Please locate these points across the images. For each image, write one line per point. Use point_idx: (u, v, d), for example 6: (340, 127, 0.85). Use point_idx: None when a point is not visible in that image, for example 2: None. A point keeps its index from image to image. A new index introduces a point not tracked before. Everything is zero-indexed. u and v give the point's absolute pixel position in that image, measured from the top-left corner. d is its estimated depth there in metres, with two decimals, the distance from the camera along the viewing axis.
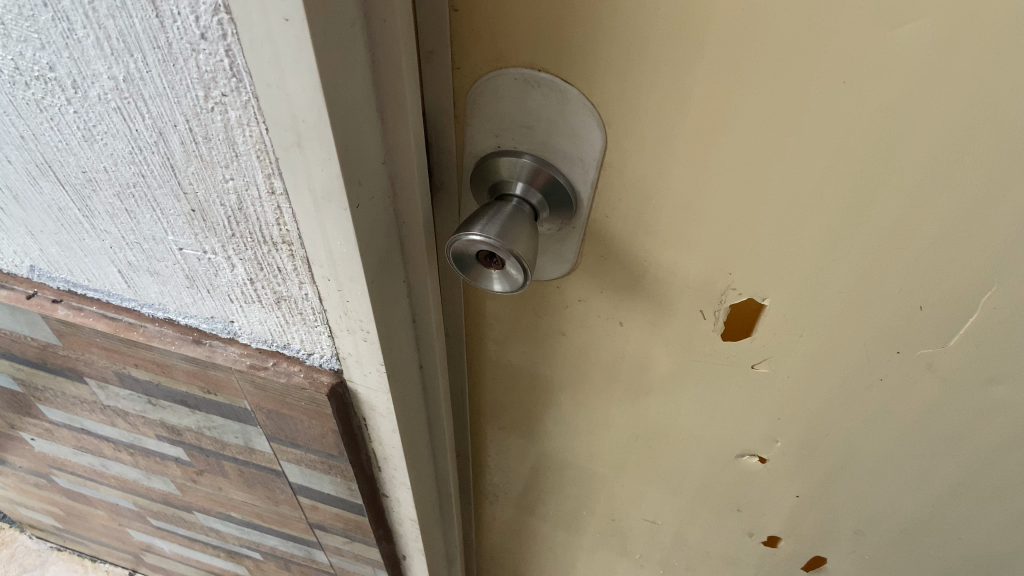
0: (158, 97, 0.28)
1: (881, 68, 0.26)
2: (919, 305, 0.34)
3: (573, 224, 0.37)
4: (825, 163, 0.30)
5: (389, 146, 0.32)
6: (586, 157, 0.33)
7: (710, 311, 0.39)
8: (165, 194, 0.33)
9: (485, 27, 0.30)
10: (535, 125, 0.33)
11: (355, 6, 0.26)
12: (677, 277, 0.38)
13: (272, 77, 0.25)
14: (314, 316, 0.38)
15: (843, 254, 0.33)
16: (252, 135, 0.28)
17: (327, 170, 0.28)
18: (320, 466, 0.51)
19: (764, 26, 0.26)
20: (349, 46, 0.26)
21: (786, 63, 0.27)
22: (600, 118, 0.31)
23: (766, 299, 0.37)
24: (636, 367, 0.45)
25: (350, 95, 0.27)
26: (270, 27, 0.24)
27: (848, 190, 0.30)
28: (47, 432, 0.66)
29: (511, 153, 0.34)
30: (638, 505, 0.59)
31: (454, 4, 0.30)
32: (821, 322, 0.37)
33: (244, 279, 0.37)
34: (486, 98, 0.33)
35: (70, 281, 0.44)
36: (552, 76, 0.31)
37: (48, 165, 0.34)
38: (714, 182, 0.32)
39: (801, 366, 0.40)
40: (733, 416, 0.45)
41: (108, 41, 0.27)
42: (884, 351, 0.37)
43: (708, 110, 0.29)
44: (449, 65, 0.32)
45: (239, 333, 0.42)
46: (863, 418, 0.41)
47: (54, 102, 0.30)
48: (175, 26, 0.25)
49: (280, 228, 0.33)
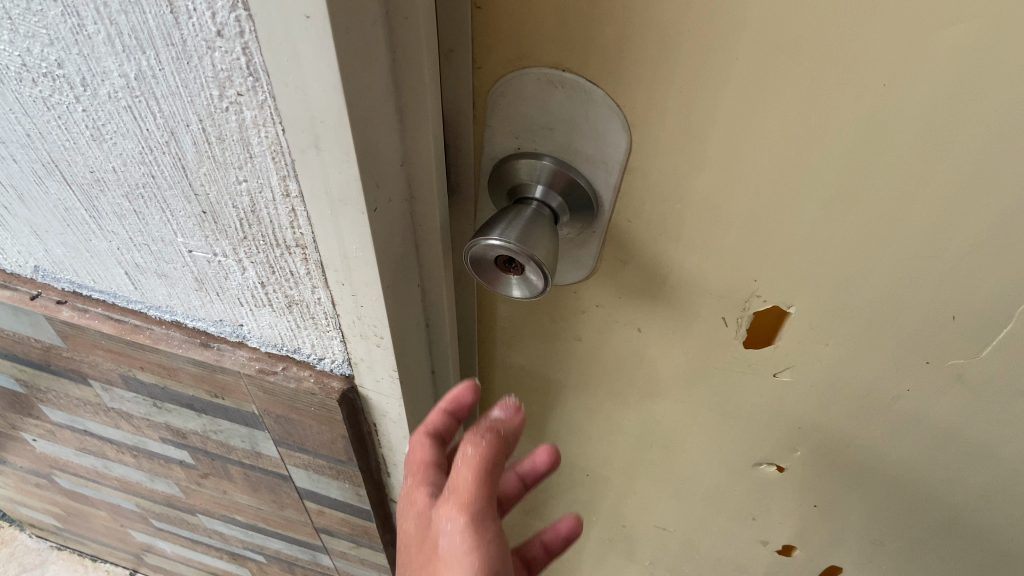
0: (170, 95, 0.27)
1: (923, 71, 0.25)
2: (952, 316, 0.33)
3: (593, 228, 0.36)
4: (859, 168, 0.29)
5: (407, 147, 0.31)
6: (609, 161, 0.32)
7: (733, 318, 0.38)
8: (176, 195, 0.32)
9: (509, 25, 0.29)
10: (557, 126, 0.32)
11: (377, 2, 0.25)
12: (700, 283, 0.37)
13: (291, 76, 0.24)
14: (326, 321, 0.37)
15: (876, 262, 0.32)
16: (268, 135, 0.27)
17: (346, 173, 0.27)
18: (328, 471, 0.50)
19: (802, 27, 0.25)
20: (371, 44, 0.25)
21: (824, 63, 0.26)
22: (625, 120, 0.30)
23: (792, 307, 0.36)
24: (653, 373, 0.44)
25: (370, 94, 0.26)
26: (290, 24, 0.23)
27: (882, 196, 0.29)
28: (50, 433, 0.65)
29: (530, 155, 0.33)
30: (650, 512, 0.58)
31: (476, 2, 0.29)
32: (848, 331, 0.36)
33: (254, 282, 0.36)
34: (507, 98, 0.32)
35: (74, 282, 0.43)
36: (577, 76, 0.30)
37: (54, 164, 0.33)
38: (743, 187, 0.31)
39: (825, 375, 0.39)
40: (752, 424, 0.44)
41: (120, 37, 0.26)
42: (912, 360, 0.36)
43: (739, 113, 0.28)
44: (470, 65, 0.31)
45: (248, 336, 0.41)
46: (887, 428, 0.41)
47: (62, 100, 0.29)
48: (190, 22, 0.24)
49: (294, 231, 0.32)
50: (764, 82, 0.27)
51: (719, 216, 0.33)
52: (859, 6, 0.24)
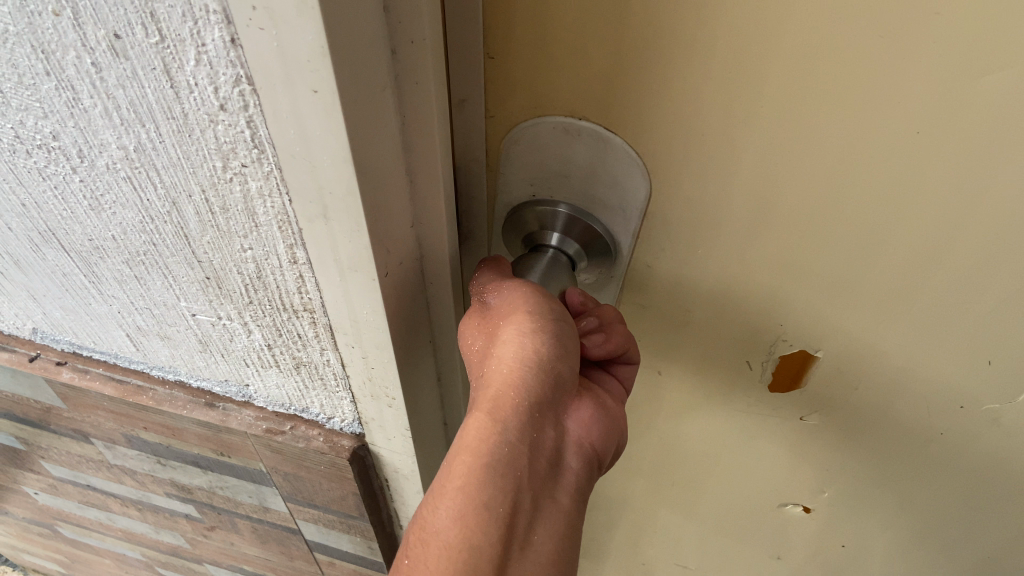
0: (171, 166, 0.26)
1: (962, 120, 0.24)
2: (987, 360, 0.32)
3: (612, 274, 0.35)
4: (891, 216, 0.28)
5: (417, 210, 0.30)
6: (628, 209, 0.31)
7: (758, 361, 0.37)
8: (177, 262, 0.31)
9: (524, 74, 0.28)
10: (574, 174, 0.31)
11: (386, 71, 0.24)
12: (724, 327, 0.36)
13: (298, 149, 0.23)
14: (336, 382, 0.36)
15: (908, 307, 0.31)
16: (274, 205, 0.26)
17: (356, 242, 0.26)
18: (338, 525, 0.49)
19: (830, 75, 0.24)
20: (380, 113, 0.24)
21: (854, 112, 0.25)
22: (645, 170, 0.29)
23: (819, 351, 0.35)
24: (674, 415, 0.43)
25: (380, 163, 0.25)
26: (297, 99, 0.22)
27: (915, 243, 0.28)
28: (51, 486, 0.63)
29: (546, 203, 0.33)
30: (670, 550, 0.56)
31: (489, 52, 0.28)
32: (879, 376, 0.35)
33: (260, 344, 0.35)
34: (521, 147, 0.31)
35: (74, 343, 0.42)
36: (594, 124, 0.29)
37: (51, 232, 0.32)
38: (768, 233, 0.30)
39: (853, 419, 0.38)
40: (778, 465, 0.43)
41: (118, 111, 0.24)
42: (947, 405, 0.35)
43: (766, 161, 0.27)
44: (482, 113, 0.30)
45: (255, 396, 0.40)
46: (919, 471, 0.39)
47: (57, 170, 0.28)
48: (192, 96, 0.23)
49: (301, 296, 0.31)
50: (792, 130, 0.26)
51: (743, 261, 0.32)
52: (893, 56, 0.23)
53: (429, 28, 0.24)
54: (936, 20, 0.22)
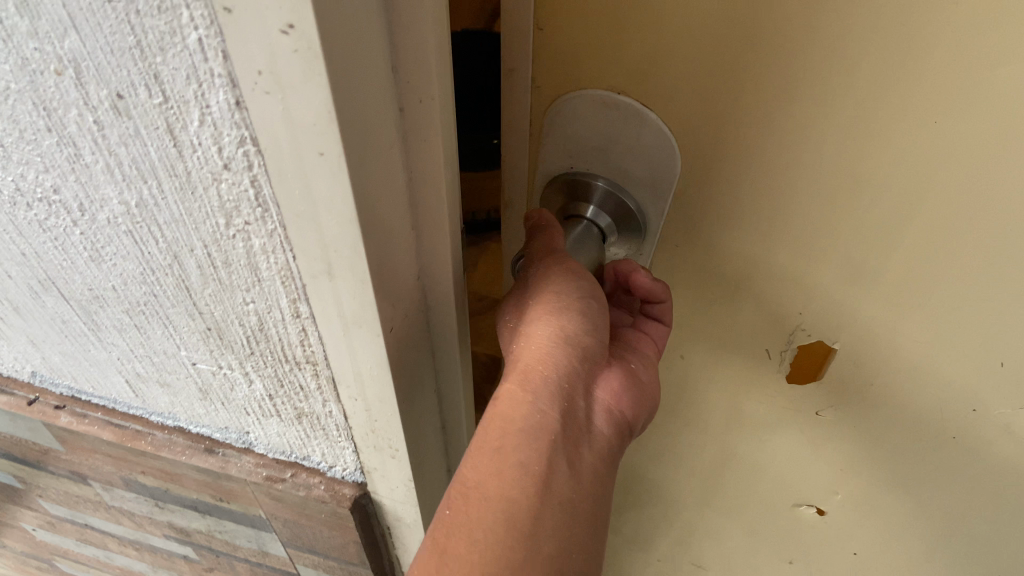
0: (172, 222, 0.26)
1: (979, 115, 0.23)
2: (999, 361, 0.31)
3: (641, 253, 0.35)
4: (905, 215, 0.27)
5: (422, 262, 0.29)
6: (661, 187, 0.31)
7: (777, 350, 0.36)
8: (178, 312, 0.30)
9: (567, 46, 0.28)
10: (608, 149, 0.31)
11: (394, 124, 0.23)
12: (741, 315, 0.35)
13: (303, 208, 0.23)
14: (338, 432, 0.35)
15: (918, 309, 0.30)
16: (277, 261, 0.26)
17: (360, 297, 0.26)
18: (338, 571, 0.47)
19: (845, 61, 0.24)
20: (387, 167, 0.24)
21: (869, 101, 0.24)
22: (674, 149, 0.29)
23: (836, 342, 0.34)
24: (690, 407, 0.43)
25: (386, 216, 0.25)
26: (303, 160, 0.21)
27: (928, 242, 0.28)
28: (49, 524, 0.62)
29: (584, 176, 0.33)
30: (688, 548, 0.56)
31: (538, 23, 0.28)
32: (890, 371, 0.34)
33: (261, 394, 0.34)
34: (563, 119, 0.31)
35: (73, 387, 0.41)
36: (631, 99, 0.28)
37: (50, 281, 0.32)
38: (784, 223, 0.30)
39: (867, 419, 0.37)
40: (792, 461, 0.43)
41: (119, 167, 0.24)
42: (957, 406, 0.34)
43: (789, 147, 0.27)
44: (527, 85, 0.30)
45: (255, 443, 0.39)
46: (932, 478, 0.38)
47: (58, 223, 0.28)
48: (195, 156, 0.23)
49: (304, 349, 0.30)
50: (808, 116, 0.25)
51: (761, 250, 0.31)
52: (910, 43, 0.22)
53: (442, 72, 0.23)
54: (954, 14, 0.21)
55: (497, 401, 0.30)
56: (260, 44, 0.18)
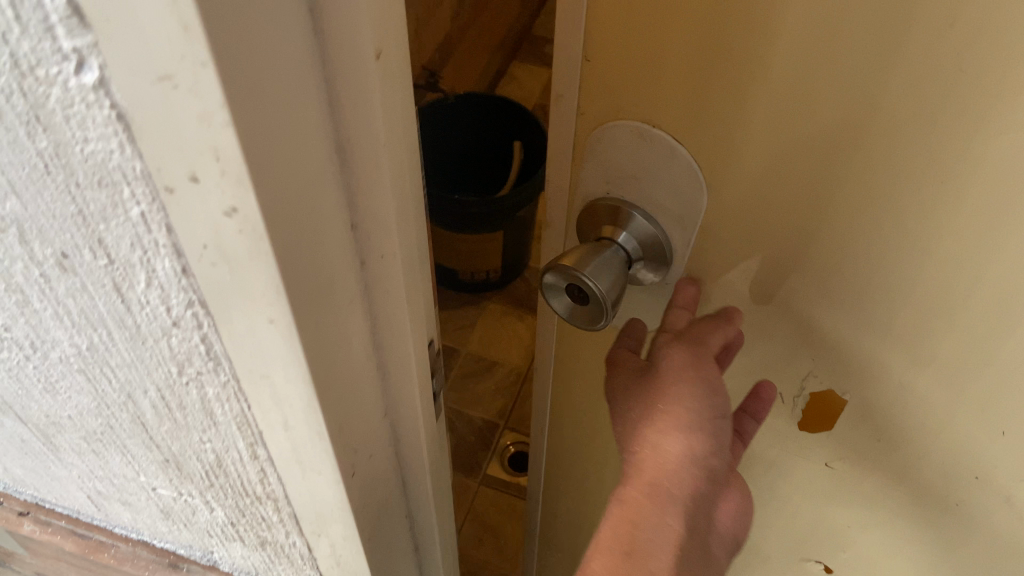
0: (125, 366, 0.25)
1: (983, 169, 0.22)
2: (1001, 433, 0.27)
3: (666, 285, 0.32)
4: (910, 272, 0.25)
5: (390, 400, 0.28)
6: (690, 221, 0.29)
7: (789, 395, 0.33)
8: (136, 443, 0.29)
9: (610, 74, 0.27)
10: (645, 175, 0.29)
11: (353, 273, 0.22)
12: (748, 359, 0.33)
13: (257, 366, 0.22)
14: (303, 561, 0.33)
15: (921, 377, 0.28)
16: (232, 410, 0.25)
17: (317, 447, 0.24)
18: None
19: (864, 101, 0.22)
20: (346, 321, 0.23)
21: (886, 145, 0.23)
22: (703, 184, 0.28)
23: (846, 393, 0.31)
24: None
25: (348, 366, 0.24)
26: (253, 324, 0.20)
27: (934, 307, 0.26)
28: None
29: (619, 203, 0.30)
30: None
31: (586, 55, 0.27)
32: (889, 435, 0.31)
33: (223, 520, 0.33)
34: (603, 143, 0.29)
35: (36, 497, 0.40)
36: (665, 132, 0.27)
37: (7, 405, 0.30)
38: (795, 270, 0.28)
39: (870, 483, 0.34)
40: (800, 519, 0.40)
41: (68, 315, 0.23)
42: (960, 479, 0.30)
43: (800, 188, 0.26)
44: (568, 108, 0.29)
45: (219, 561, 0.37)
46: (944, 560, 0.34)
47: (11, 355, 0.27)
48: (143, 312, 0.22)
49: (264, 486, 0.29)
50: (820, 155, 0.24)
51: (774, 297, 0.30)
52: (924, 89, 0.21)
53: (403, 226, 0.22)
54: (958, 66, 0.20)
55: (623, 502, 0.31)
56: (207, 223, 0.18)
